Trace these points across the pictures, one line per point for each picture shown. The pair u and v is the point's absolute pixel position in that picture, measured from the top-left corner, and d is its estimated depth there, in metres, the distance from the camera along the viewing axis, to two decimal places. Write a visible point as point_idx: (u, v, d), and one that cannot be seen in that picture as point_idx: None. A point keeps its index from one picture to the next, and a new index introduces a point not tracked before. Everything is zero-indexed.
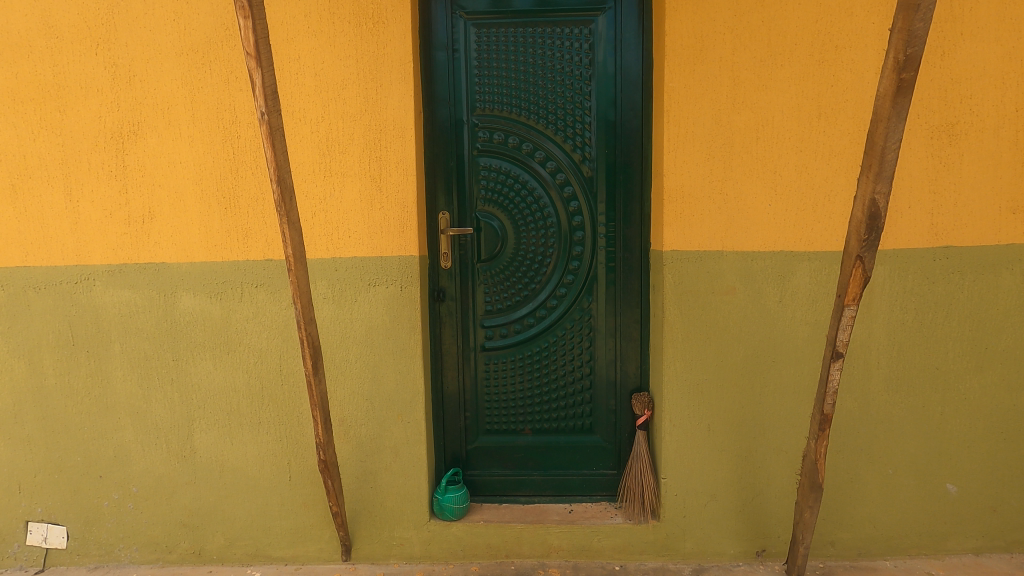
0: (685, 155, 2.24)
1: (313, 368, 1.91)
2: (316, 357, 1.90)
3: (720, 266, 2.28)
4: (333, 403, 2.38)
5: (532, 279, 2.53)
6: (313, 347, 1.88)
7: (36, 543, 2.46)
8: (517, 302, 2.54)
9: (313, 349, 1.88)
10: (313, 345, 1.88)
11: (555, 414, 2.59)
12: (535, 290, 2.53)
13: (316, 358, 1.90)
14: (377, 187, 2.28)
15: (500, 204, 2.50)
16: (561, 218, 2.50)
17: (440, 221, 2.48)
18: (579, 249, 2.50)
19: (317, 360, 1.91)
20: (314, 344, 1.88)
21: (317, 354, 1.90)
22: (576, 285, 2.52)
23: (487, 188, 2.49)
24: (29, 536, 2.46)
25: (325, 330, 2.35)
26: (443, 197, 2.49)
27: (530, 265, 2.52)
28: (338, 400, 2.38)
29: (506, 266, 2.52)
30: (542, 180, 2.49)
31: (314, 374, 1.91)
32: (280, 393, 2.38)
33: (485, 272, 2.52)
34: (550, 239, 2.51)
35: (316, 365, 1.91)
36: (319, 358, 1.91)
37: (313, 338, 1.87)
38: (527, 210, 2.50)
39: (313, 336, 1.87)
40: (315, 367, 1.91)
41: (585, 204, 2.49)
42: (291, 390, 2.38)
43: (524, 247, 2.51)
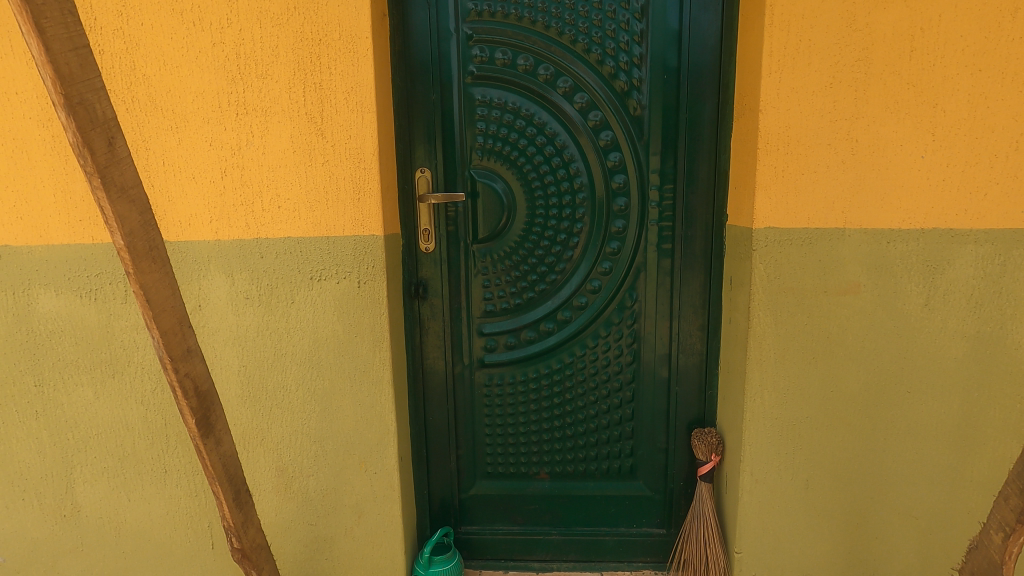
0: (796, 79, 1.43)
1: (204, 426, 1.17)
2: (209, 407, 1.17)
3: (838, 252, 1.51)
4: (269, 445, 1.67)
5: (551, 268, 1.77)
6: (206, 392, 1.16)
7: None
8: (530, 301, 1.79)
9: (203, 396, 1.15)
10: (202, 390, 1.15)
11: (582, 452, 1.88)
12: (554, 283, 1.78)
13: (212, 406, 1.18)
14: (318, 131, 1.50)
15: (506, 158, 1.71)
16: (594, 179, 1.71)
17: (418, 185, 1.71)
18: (619, 223, 1.73)
19: (214, 410, 1.19)
20: (204, 387, 1.15)
21: (213, 402, 1.18)
22: (615, 276, 1.76)
23: (486, 134, 1.70)
24: None
25: (252, 345, 1.62)
26: (423, 148, 1.70)
27: (547, 247, 1.75)
28: (274, 442, 1.67)
29: (514, 249, 1.75)
30: (568, 122, 1.69)
31: (209, 433, 1.19)
32: None
33: (484, 258, 1.76)
34: (578, 208, 1.73)
35: (211, 418, 1.19)
36: (216, 406, 1.19)
37: (202, 377, 1.15)
38: (545, 167, 1.71)
39: (202, 375, 1.14)
40: (209, 422, 1.18)
41: (630, 157, 1.69)
42: None
43: (542, 222, 1.74)
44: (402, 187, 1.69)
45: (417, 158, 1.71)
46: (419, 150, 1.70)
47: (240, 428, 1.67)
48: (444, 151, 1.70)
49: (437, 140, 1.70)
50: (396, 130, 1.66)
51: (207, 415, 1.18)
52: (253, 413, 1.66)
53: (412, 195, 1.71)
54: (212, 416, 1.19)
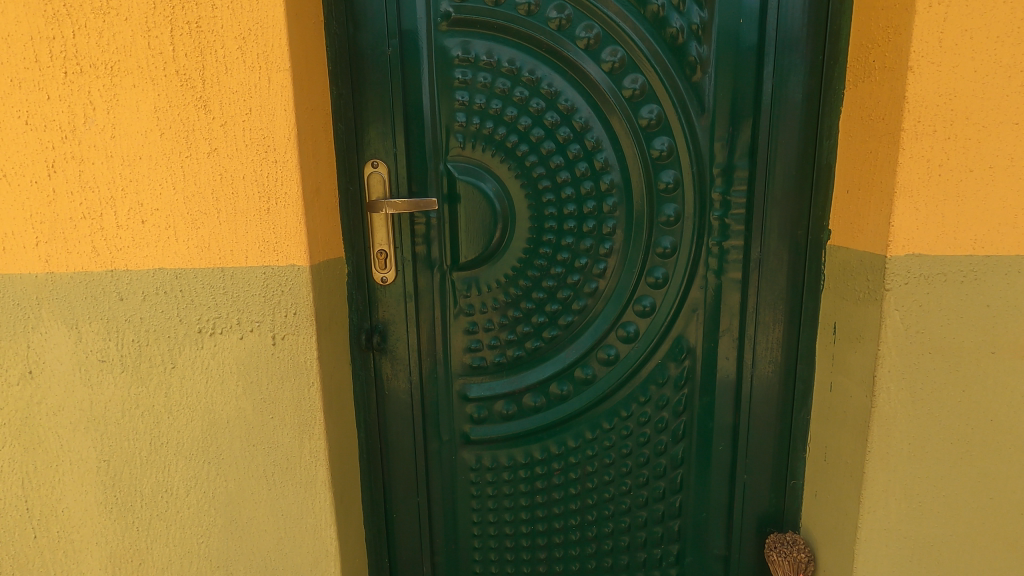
0: (968, 16, 0.89)
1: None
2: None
3: (1018, 292, 0.97)
4: (152, 573, 1.13)
5: (566, 306, 1.22)
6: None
7: None
8: (536, 353, 1.24)
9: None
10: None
11: (608, 559, 1.34)
12: (570, 329, 1.23)
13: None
14: (201, 102, 0.94)
15: (500, 146, 1.15)
16: (629, 177, 1.16)
17: (368, 186, 1.15)
18: (666, 242, 1.18)
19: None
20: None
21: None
22: (659, 318, 1.22)
23: (470, 109, 1.13)
24: None
25: (116, 429, 1.07)
26: (375, 131, 1.14)
27: (560, 277, 1.20)
28: (158, 568, 1.13)
29: (512, 279, 1.21)
30: (593, 91, 1.12)
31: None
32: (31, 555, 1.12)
33: (468, 292, 1.21)
34: (606, 219, 1.17)
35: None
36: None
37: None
38: (558, 159, 1.15)
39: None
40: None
41: (685, 145, 1.14)
42: (55, 550, 1.12)
43: (553, 241, 1.19)
44: (342, 191, 1.13)
45: (367, 146, 1.15)
46: (369, 134, 1.14)
47: (107, 549, 1.12)
48: (406, 134, 1.14)
49: (396, 117, 1.13)
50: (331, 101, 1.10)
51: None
52: (124, 527, 1.11)
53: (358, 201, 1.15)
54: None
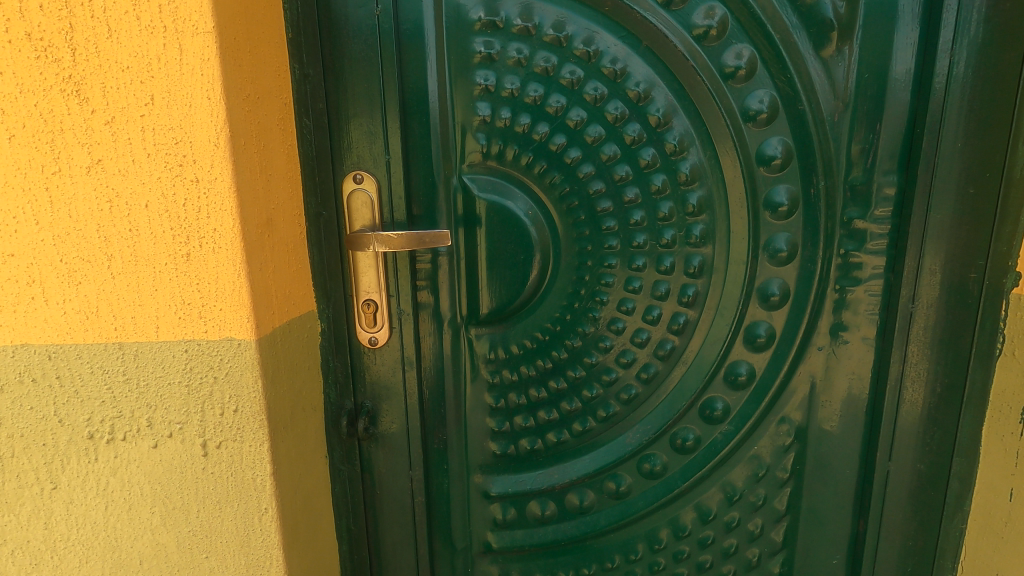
0: None
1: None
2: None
3: None
4: None
5: (627, 375, 0.87)
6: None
7: None
8: (585, 436, 0.90)
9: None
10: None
11: None
12: (633, 405, 0.89)
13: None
14: (72, 84, 0.58)
15: (540, 151, 0.80)
16: (726, 195, 0.81)
17: (348, 209, 0.79)
18: (773, 286, 0.83)
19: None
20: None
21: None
22: (757, 390, 0.88)
23: (496, 98, 0.78)
24: None
25: None
26: (357, 129, 0.78)
27: (621, 337, 0.86)
28: None
29: (554, 337, 0.86)
30: (678, 71, 0.76)
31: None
32: None
33: (493, 354, 0.87)
34: (690, 256, 0.82)
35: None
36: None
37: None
38: (623, 171, 0.80)
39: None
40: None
41: (807, 150, 0.79)
42: None
43: (613, 287, 0.84)
44: (308, 217, 0.78)
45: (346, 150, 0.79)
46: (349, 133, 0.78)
47: None
48: (403, 133, 0.78)
49: (388, 109, 0.77)
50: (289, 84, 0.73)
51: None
52: None
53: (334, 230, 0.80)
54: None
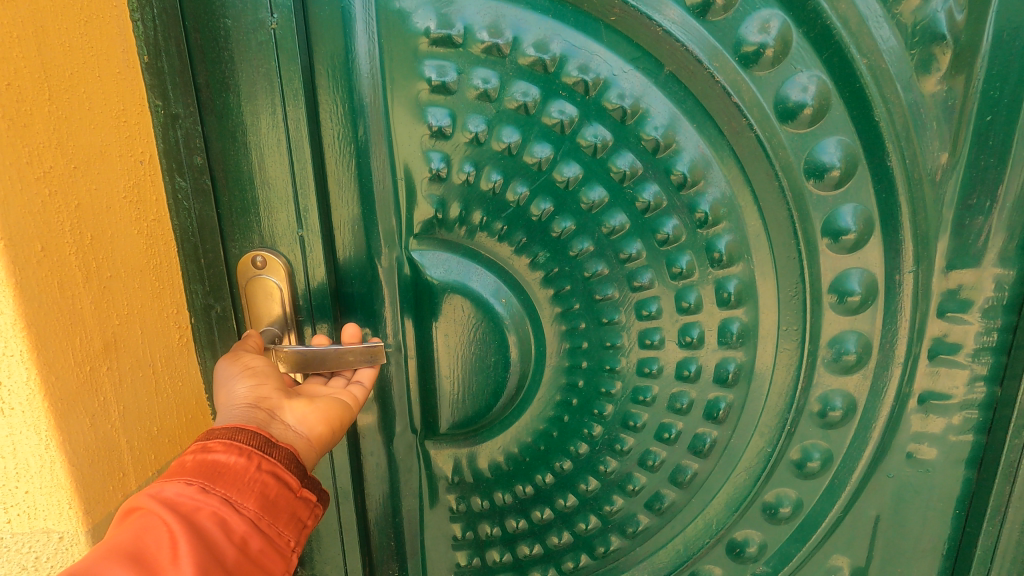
0: None
1: (245, 461, 0.44)
2: (229, 471, 0.43)
3: None
4: None
5: (632, 503, 0.68)
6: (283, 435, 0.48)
7: None
8: (577, 572, 0.71)
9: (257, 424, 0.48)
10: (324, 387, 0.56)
11: None
12: (641, 537, 0.69)
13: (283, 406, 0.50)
14: None
15: (517, 220, 0.57)
16: (774, 282, 0.59)
17: (247, 297, 0.57)
18: (835, 400, 0.62)
19: (312, 417, 0.51)
20: (268, 396, 0.50)
21: (283, 401, 0.50)
22: (803, 525, 0.68)
23: (458, 148, 0.54)
24: None
25: None
26: (255, 192, 0.54)
27: (625, 456, 0.66)
28: None
29: (537, 458, 0.66)
30: (719, 112, 0.54)
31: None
32: None
33: (457, 477, 0.67)
34: (723, 363, 0.61)
35: (226, 513, 0.41)
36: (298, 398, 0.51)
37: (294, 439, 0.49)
38: (634, 248, 0.58)
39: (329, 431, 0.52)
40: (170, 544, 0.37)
41: (894, 223, 0.56)
42: None
43: (616, 397, 0.63)
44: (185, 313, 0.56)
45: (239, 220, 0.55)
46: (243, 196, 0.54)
47: None
48: (320, 199, 0.55)
49: (296, 165, 0.53)
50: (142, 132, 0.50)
51: (143, 549, 0.36)
52: None
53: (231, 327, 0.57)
54: (272, 491, 0.44)
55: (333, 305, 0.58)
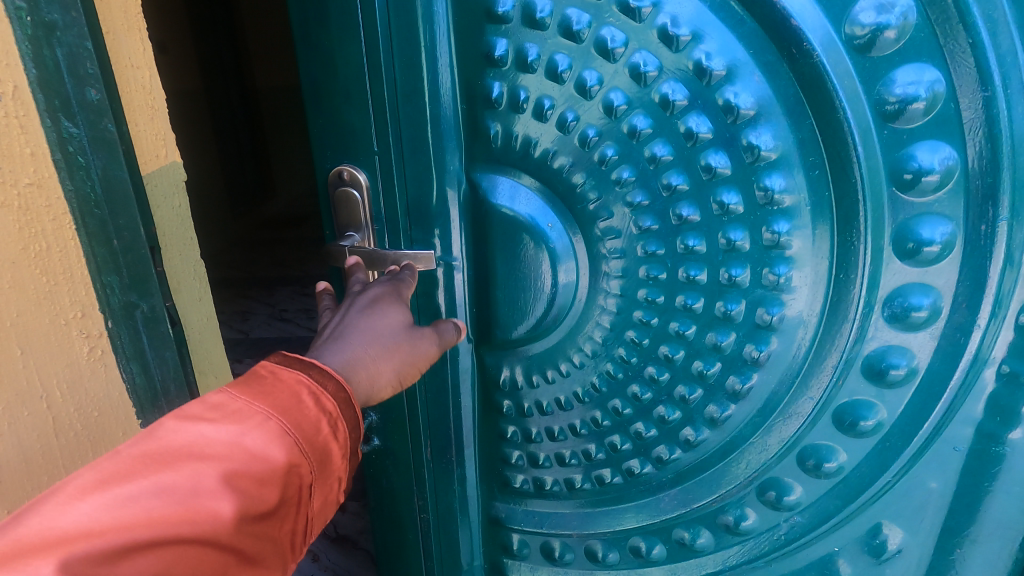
0: None
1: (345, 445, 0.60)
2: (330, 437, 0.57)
3: None
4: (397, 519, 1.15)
5: (681, 371, 0.93)
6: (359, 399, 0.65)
7: None
8: (702, 409, 0.93)
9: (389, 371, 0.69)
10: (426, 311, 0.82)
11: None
12: (698, 402, 0.93)
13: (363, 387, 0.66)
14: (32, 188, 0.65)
15: (610, 134, 0.84)
16: (825, 211, 0.78)
17: (397, 159, 0.91)
18: (781, 268, 0.81)
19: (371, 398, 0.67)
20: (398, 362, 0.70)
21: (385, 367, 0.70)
22: (805, 378, 0.86)
23: (569, 100, 0.85)
24: None
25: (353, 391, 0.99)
26: (341, 119, 0.90)
27: (689, 341, 0.91)
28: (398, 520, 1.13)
29: (665, 306, 0.91)
30: (794, 72, 0.74)
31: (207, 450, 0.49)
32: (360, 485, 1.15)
33: (505, 305, 0.98)
34: (773, 265, 0.82)
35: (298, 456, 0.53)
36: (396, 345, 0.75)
37: (358, 368, 0.64)
38: (717, 161, 0.80)
39: (388, 373, 0.68)
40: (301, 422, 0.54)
41: (902, 145, 0.73)
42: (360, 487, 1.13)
43: (670, 270, 0.88)
44: (365, 172, 0.92)
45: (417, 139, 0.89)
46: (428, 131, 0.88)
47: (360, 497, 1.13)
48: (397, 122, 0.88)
49: (415, 101, 0.86)
50: (141, 71, 0.72)
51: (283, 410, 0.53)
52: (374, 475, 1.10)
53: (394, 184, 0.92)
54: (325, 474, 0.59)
55: (400, 194, 0.92)
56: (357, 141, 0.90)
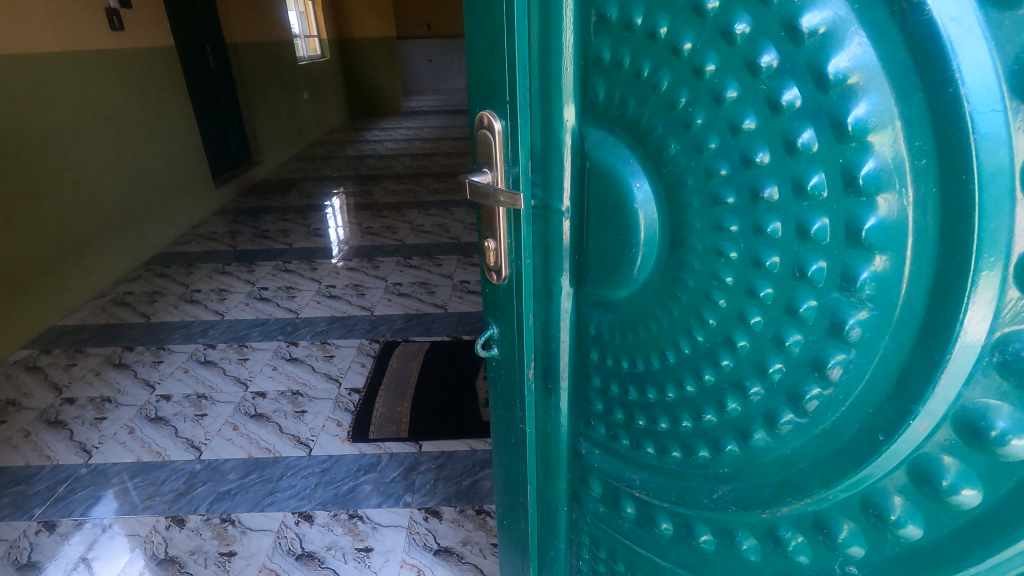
0: None
1: None
2: None
3: None
4: (512, 445, 1.23)
5: (748, 363, 0.74)
6: None
7: (42, 480, 2.40)
8: (755, 407, 0.75)
9: None
10: None
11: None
12: (760, 401, 0.74)
13: None
14: None
15: (691, 90, 0.70)
16: (933, 192, 0.54)
17: (531, 110, 0.89)
18: (862, 269, 0.60)
19: None
20: None
21: None
22: (876, 406, 0.63)
23: (658, 60, 0.72)
24: (53, 480, 2.40)
25: (503, 318, 1.09)
26: (491, 72, 0.90)
27: (757, 331, 0.72)
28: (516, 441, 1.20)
29: (731, 287, 0.73)
30: (902, 32, 0.52)
31: None
32: (508, 421, 1.22)
33: (595, 256, 0.89)
34: (854, 263, 0.60)
35: None
36: None
37: None
38: (805, 138, 0.61)
39: None
40: None
41: None
42: (508, 420, 1.21)
43: (742, 249, 0.70)
44: (503, 119, 0.90)
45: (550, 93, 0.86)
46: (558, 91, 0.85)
47: (504, 422, 1.24)
48: (529, 69, 0.86)
49: (541, 46, 0.84)
50: None
51: None
52: (507, 398, 1.18)
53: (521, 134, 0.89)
54: None
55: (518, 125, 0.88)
56: (498, 91, 0.89)
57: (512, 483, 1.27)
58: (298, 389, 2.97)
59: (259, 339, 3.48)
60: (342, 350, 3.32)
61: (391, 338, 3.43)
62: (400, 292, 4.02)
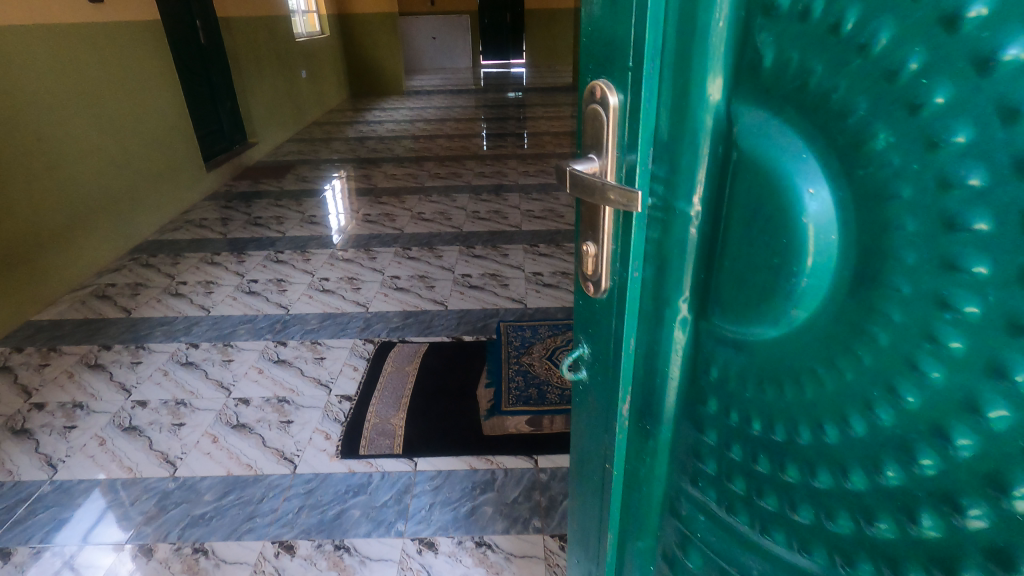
0: None
1: None
2: None
3: None
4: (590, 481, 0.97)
5: (970, 476, 0.46)
6: None
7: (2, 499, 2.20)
8: (968, 541, 0.47)
9: None
10: None
11: None
12: (985, 533, 0.46)
13: None
14: None
15: (929, 40, 0.41)
16: None
17: (660, 69, 0.60)
18: None
19: None
20: None
21: None
22: None
23: (873, 2, 0.44)
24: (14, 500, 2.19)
25: (597, 340, 0.83)
26: (611, 20, 0.63)
27: (1003, 434, 0.43)
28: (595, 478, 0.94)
29: (964, 358, 0.45)
30: None
31: None
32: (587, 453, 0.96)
33: (732, 281, 0.61)
34: None
35: None
36: None
37: None
38: None
39: None
40: None
41: None
42: (588, 453, 0.96)
43: (990, 306, 0.43)
44: (619, 90, 0.63)
45: (687, 53, 0.57)
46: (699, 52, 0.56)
47: (583, 452, 0.98)
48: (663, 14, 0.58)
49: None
50: None
51: None
52: (589, 430, 0.92)
53: (643, 115, 0.61)
54: None
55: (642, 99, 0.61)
56: (617, 50, 0.63)
57: (589, 522, 1.02)
58: (284, 396, 2.74)
59: (245, 338, 3.24)
60: (333, 351, 3.08)
61: (386, 338, 3.19)
62: (398, 287, 3.76)
